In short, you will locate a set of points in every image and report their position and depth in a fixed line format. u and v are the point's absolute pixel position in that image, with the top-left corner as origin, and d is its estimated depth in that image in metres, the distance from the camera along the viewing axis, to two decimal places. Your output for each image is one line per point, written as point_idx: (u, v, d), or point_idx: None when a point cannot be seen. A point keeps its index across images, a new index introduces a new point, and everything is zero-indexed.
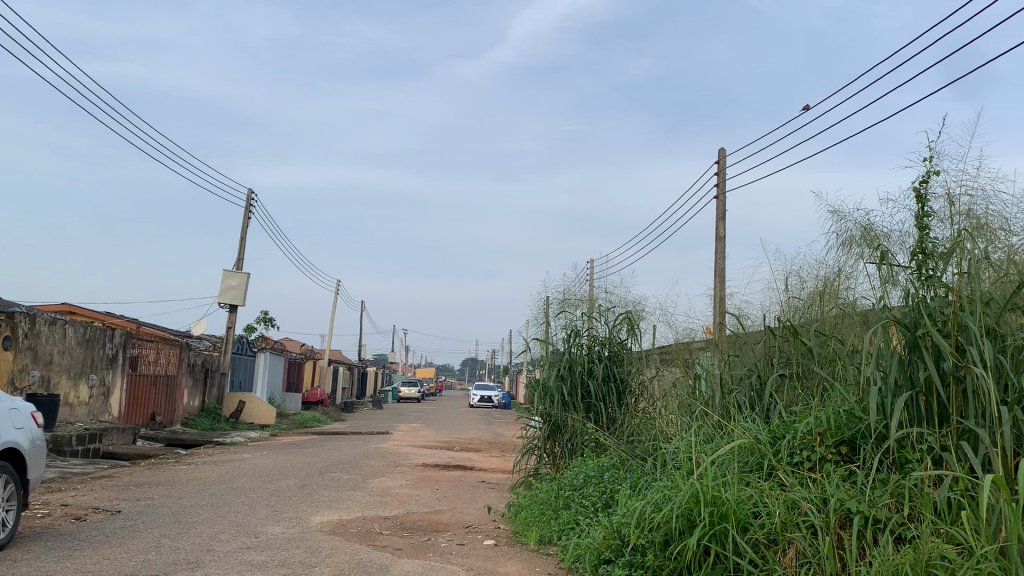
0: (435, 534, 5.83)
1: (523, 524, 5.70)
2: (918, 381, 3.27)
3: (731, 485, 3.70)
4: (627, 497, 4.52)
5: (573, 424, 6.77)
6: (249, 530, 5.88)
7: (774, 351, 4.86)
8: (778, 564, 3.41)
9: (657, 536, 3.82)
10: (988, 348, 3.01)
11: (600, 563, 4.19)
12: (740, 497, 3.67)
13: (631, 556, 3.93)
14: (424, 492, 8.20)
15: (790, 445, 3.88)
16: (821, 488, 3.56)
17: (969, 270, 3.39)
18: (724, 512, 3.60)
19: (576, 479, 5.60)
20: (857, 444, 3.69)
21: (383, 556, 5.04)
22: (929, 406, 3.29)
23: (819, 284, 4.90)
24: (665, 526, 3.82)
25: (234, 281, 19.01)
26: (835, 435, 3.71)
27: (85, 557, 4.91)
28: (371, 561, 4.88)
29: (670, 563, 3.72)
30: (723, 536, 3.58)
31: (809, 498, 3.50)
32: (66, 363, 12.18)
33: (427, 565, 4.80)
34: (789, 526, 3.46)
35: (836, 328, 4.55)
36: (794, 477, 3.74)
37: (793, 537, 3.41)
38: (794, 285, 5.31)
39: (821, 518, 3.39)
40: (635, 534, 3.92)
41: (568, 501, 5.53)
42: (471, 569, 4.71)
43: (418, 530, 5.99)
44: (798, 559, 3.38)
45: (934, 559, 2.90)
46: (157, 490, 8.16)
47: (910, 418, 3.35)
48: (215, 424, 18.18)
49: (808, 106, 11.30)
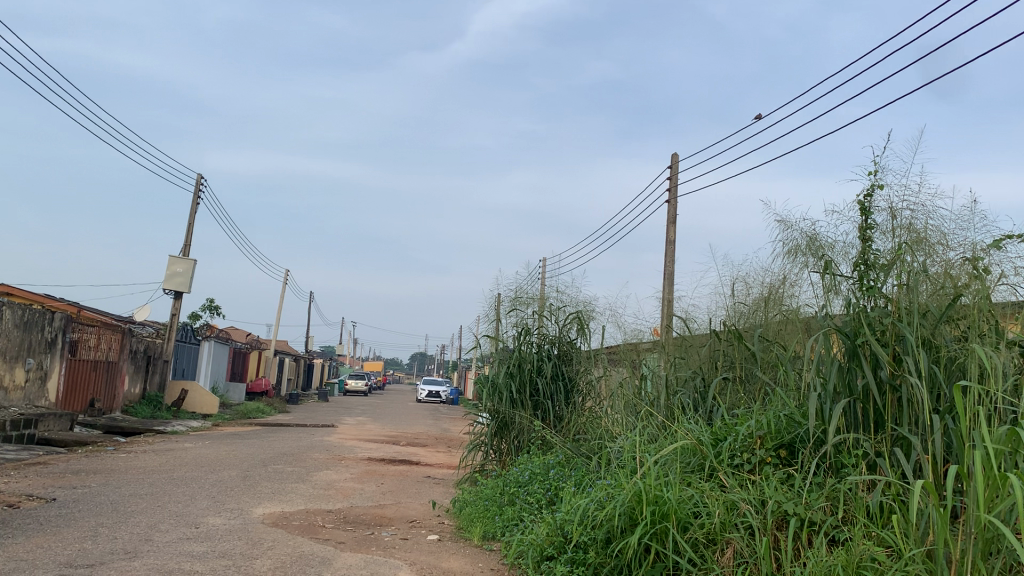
0: (378, 529, 5.81)
1: (467, 520, 5.72)
2: (856, 389, 3.37)
3: (673, 485, 3.77)
4: (571, 495, 4.56)
5: (520, 421, 6.81)
6: (189, 521, 5.80)
7: (719, 354, 4.97)
8: (716, 563, 3.48)
9: (599, 534, 3.87)
10: (923, 359, 3.11)
11: (542, 559, 4.22)
12: (681, 497, 3.74)
13: (573, 553, 3.98)
14: (368, 486, 8.16)
15: (731, 447, 3.98)
16: (760, 490, 3.65)
17: (907, 282, 3.51)
18: (665, 512, 3.66)
19: (522, 476, 5.65)
20: (795, 447, 3.80)
21: (325, 549, 5.01)
22: (865, 412, 3.39)
23: (764, 291, 5.01)
24: (606, 524, 3.87)
25: (180, 266, 18.64)
26: (774, 439, 3.83)
27: (18, 545, 4.80)
28: (314, 554, 4.85)
29: (611, 560, 3.78)
30: (663, 535, 3.64)
31: (748, 500, 3.58)
32: (2, 346, 11.85)
33: (370, 559, 4.79)
34: (727, 526, 3.54)
35: (779, 334, 4.66)
36: (734, 478, 3.82)
37: (731, 537, 3.49)
38: (740, 291, 5.40)
39: (758, 519, 3.47)
40: (578, 531, 3.97)
41: (512, 498, 5.58)
42: (414, 564, 4.71)
43: (361, 524, 5.96)
44: (735, 559, 3.46)
45: (865, 561, 2.99)
46: (94, 478, 8.00)
47: (847, 424, 3.45)
48: (156, 413, 17.84)
49: (762, 113, 11.47)
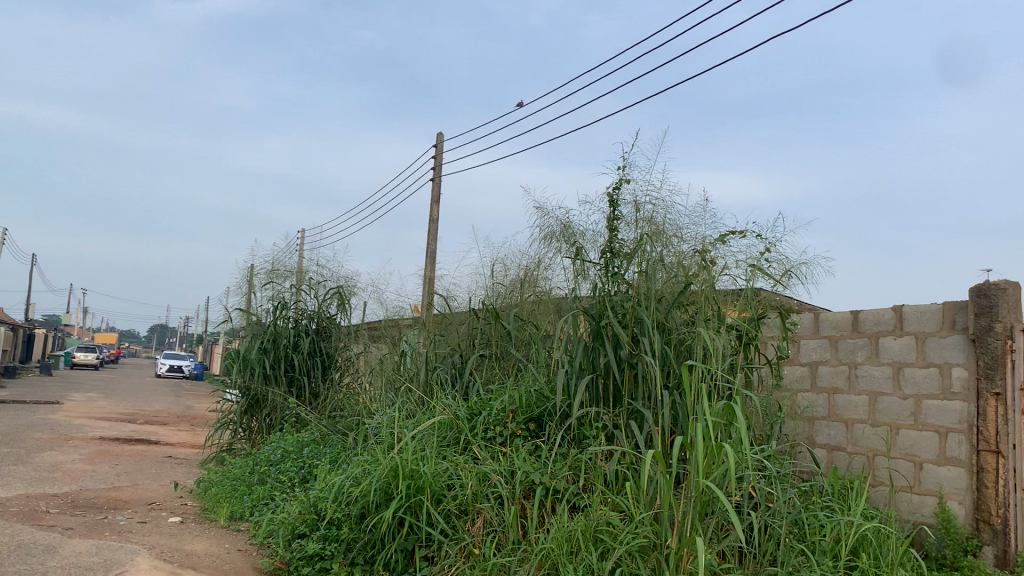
0: (113, 512, 5.41)
1: (213, 500, 5.47)
2: (599, 366, 3.64)
3: (428, 459, 3.85)
4: (325, 471, 4.51)
5: (274, 397, 6.61)
6: None
7: (477, 332, 5.12)
8: (466, 533, 3.60)
9: (353, 510, 3.87)
10: (657, 339, 3.41)
11: (293, 538, 4.13)
12: (436, 470, 3.83)
13: (326, 530, 3.95)
14: (101, 468, 7.56)
15: (484, 421, 4.14)
16: (510, 461, 3.83)
17: (646, 270, 3.81)
18: (420, 485, 3.73)
19: (274, 454, 5.50)
20: (543, 421, 4.03)
21: (49, 536, 4.58)
22: (606, 388, 3.66)
23: (520, 273, 5.25)
24: (361, 500, 3.87)
25: None
26: (525, 413, 4.05)
27: None
28: (35, 542, 4.42)
29: (365, 535, 3.80)
30: (417, 508, 3.72)
31: (499, 471, 3.75)
32: None
33: (102, 546, 4.44)
34: (479, 497, 3.68)
35: (533, 315, 4.89)
36: (486, 451, 3.97)
37: (481, 507, 3.63)
38: (498, 272, 5.60)
39: (508, 489, 3.64)
40: (332, 507, 3.94)
41: (263, 477, 5.41)
42: (153, 548, 4.44)
43: (93, 509, 5.52)
44: (485, 528, 3.60)
45: (602, 526, 3.16)
46: None
47: (590, 399, 3.70)
48: None
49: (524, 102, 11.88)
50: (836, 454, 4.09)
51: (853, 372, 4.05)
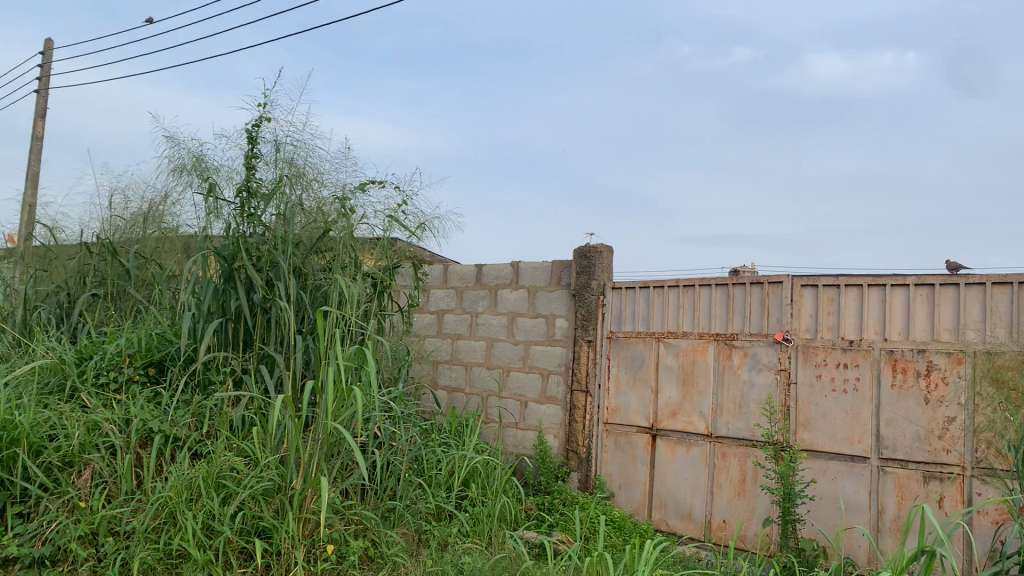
0: None
1: None
2: (230, 309, 3.52)
3: (25, 408, 3.42)
4: None
5: None
6: None
7: (89, 269, 4.62)
8: (71, 486, 3.27)
9: None
10: (292, 284, 3.38)
11: None
12: (35, 421, 3.43)
13: None
14: None
15: (96, 366, 3.79)
16: (125, 409, 3.55)
17: (283, 213, 3.67)
18: (14, 437, 3.30)
19: None
20: (165, 366, 3.82)
21: None
22: (236, 332, 3.55)
23: (144, 207, 4.85)
24: None
25: None
26: (144, 357, 3.81)
27: None
28: None
29: None
30: (10, 463, 3.31)
31: (111, 420, 3.45)
32: None
33: None
34: (87, 448, 3.36)
35: (157, 253, 4.54)
36: (97, 398, 3.63)
37: (89, 459, 3.32)
38: (117, 205, 5.09)
39: (121, 438, 3.37)
40: None
41: None
42: None
43: None
44: (93, 481, 3.30)
45: (225, 471, 3.02)
46: None
47: (218, 343, 3.56)
48: None
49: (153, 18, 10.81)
50: (455, 395, 4.43)
51: (473, 320, 4.38)
